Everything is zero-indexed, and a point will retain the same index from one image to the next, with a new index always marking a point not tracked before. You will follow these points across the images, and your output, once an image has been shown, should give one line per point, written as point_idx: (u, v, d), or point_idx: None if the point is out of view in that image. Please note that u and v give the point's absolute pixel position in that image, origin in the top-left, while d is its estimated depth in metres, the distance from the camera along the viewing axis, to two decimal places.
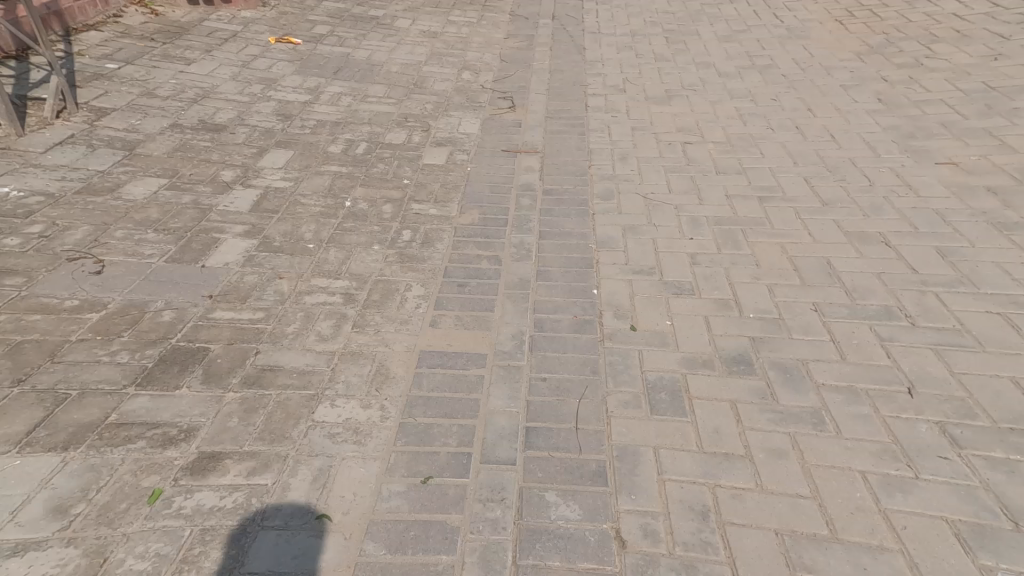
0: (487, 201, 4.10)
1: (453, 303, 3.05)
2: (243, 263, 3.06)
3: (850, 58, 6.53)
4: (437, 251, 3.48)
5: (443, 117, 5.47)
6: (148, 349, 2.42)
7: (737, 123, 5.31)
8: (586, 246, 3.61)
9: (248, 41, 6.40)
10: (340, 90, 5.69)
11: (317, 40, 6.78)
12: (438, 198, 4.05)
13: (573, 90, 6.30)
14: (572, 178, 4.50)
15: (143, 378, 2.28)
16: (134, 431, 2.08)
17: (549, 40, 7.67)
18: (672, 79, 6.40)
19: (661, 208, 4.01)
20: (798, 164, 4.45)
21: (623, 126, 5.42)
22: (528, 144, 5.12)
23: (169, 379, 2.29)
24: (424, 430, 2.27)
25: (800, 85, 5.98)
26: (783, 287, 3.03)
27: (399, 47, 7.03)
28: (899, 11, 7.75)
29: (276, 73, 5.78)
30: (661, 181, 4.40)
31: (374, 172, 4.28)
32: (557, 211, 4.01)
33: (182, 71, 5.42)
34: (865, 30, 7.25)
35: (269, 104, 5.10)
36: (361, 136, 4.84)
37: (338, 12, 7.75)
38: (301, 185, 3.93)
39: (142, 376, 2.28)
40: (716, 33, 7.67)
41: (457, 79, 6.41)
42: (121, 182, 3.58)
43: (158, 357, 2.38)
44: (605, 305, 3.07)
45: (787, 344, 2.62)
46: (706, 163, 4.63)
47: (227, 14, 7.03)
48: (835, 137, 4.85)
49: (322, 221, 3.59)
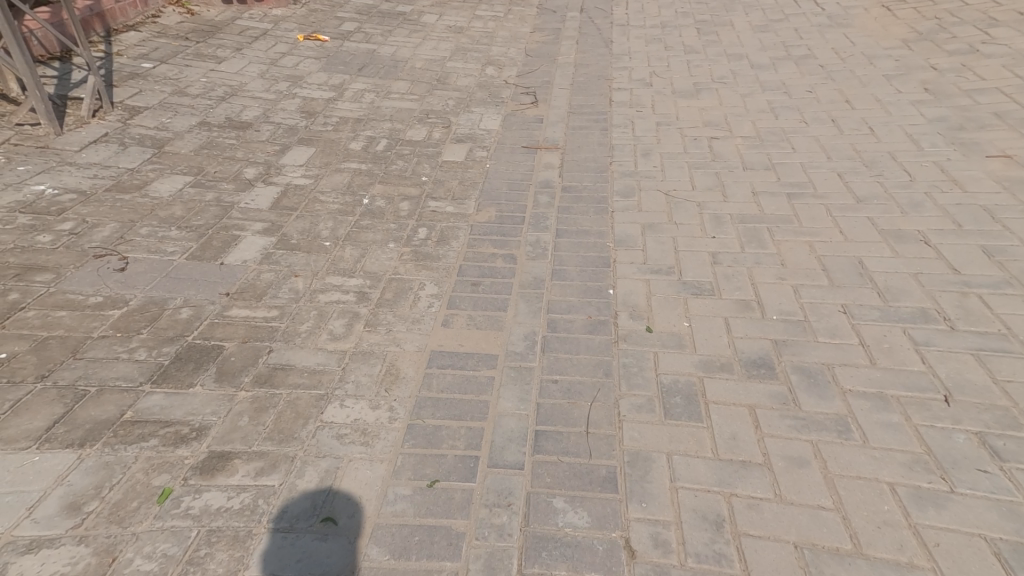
0: (505, 198, 4.05)
1: (466, 302, 3.03)
2: (260, 260, 3.09)
3: (894, 46, 6.20)
4: (452, 249, 3.46)
5: (464, 114, 5.45)
6: (165, 347, 2.46)
7: (768, 116, 5.11)
8: (604, 245, 3.52)
9: (276, 39, 6.49)
10: (363, 87, 5.72)
11: (344, 37, 6.83)
12: (456, 195, 4.03)
13: (598, 84, 6.18)
14: (593, 175, 4.41)
15: (159, 375, 2.32)
16: (148, 428, 2.12)
17: (576, 34, 7.55)
18: (700, 71, 6.21)
19: (684, 205, 3.89)
20: (832, 159, 4.25)
21: (649, 120, 5.29)
22: (549, 140, 5.05)
23: (184, 376, 2.33)
24: (432, 432, 2.25)
25: (838, 76, 5.71)
26: (809, 288, 2.89)
27: (424, 42, 7.02)
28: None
29: (302, 70, 5.85)
30: (685, 177, 4.26)
31: (393, 169, 4.29)
32: (575, 209, 3.93)
33: (211, 69, 5.53)
34: (912, 16, 6.88)
35: (294, 101, 5.16)
36: (382, 133, 4.86)
37: (365, 9, 7.79)
38: (321, 182, 3.96)
39: (158, 374, 2.33)
40: (749, 22, 7.40)
41: (480, 74, 6.37)
42: (148, 179, 3.67)
43: (175, 355, 2.43)
44: (621, 305, 2.99)
45: (811, 348, 2.48)
46: (733, 158, 4.47)
47: (257, 13, 7.15)
48: (873, 130, 4.62)
49: (339, 218, 3.61)
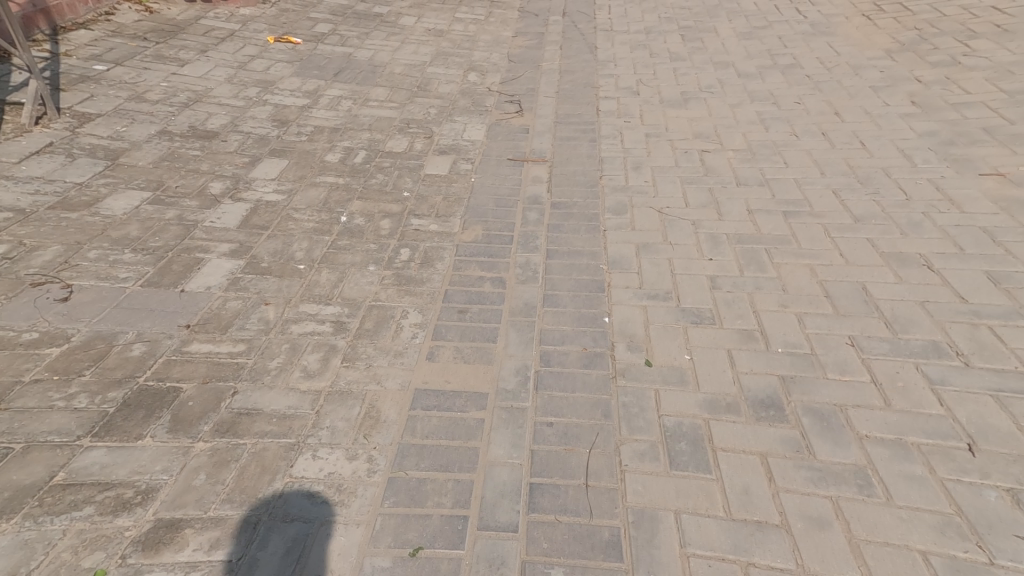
0: (491, 215, 3.87)
1: (452, 333, 2.83)
2: (226, 286, 2.83)
3: (880, 57, 6.18)
4: (436, 274, 3.27)
5: (447, 123, 5.25)
6: (110, 392, 2.20)
7: (759, 128, 5.00)
8: (597, 267, 3.36)
9: (245, 41, 6.19)
10: (339, 93, 5.46)
11: (318, 39, 6.56)
12: (440, 212, 3.87)
13: (584, 92, 6.02)
14: (583, 189, 4.24)
15: (101, 427, 2.07)
16: (81, 495, 1.87)
17: (560, 38, 7.39)
18: (688, 80, 6.10)
19: (677, 223, 3.74)
20: (826, 174, 4.13)
21: (637, 131, 5.14)
22: (535, 151, 4.88)
23: (131, 428, 2.08)
24: (416, 487, 2.03)
25: (826, 86, 5.64)
26: (813, 317, 2.75)
27: (403, 46, 6.78)
28: (930, 4, 7.35)
29: (273, 74, 5.57)
30: (678, 192, 4.12)
31: (372, 183, 4.11)
32: (565, 227, 3.77)
33: (173, 73, 5.21)
34: (895, 26, 6.87)
35: (265, 108, 4.89)
36: (360, 143, 4.63)
37: (340, 10, 7.51)
38: (295, 198, 3.76)
39: (100, 426, 2.08)
40: (734, 30, 7.33)
41: (462, 81, 6.16)
42: (100, 195, 3.37)
43: (121, 401, 2.17)
44: (617, 335, 2.82)
45: (821, 385, 2.34)
46: (725, 173, 4.35)
47: (224, 12, 6.83)
48: (865, 143, 4.54)
49: (315, 238, 3.41)
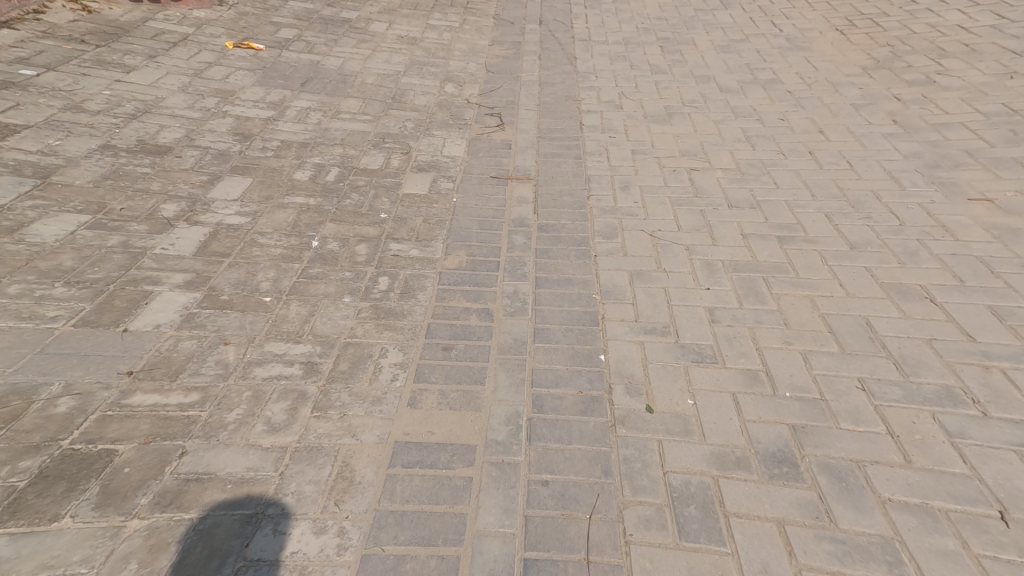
0: (475, 239, 3.70)
1: (436, 374, 2.57)
2: (179, 325, 2.55)
3: (856, 73, 6.19)
4: (417, 306, 3.03)
5: (425, 138, 5.04)
6: (24, 461, 1.90)
7: (745, 146, 4.89)
8: (589, 297, 3.18)
9: (201, 46, 5.86)
10: (308, 104, 5.21)
11: (283, 46, 6.26)
12: (420, 236, 3.69)
13: (565, 106, 5.86)
14: (570, 211, 4.05)
15: (10, 507, 1.78)
16: None
17: (537, 49, 7.24)
18: (669, 95, 6.00)
19: (670, 247, 3.58)
20: (817, 197, 4.01)
21: (622, 148, 4.99)
22: (518, 168, 4.70)
23: (48, 506, 1.79)
24: (394, 567, 1.78)
25: (808, 104, 5.60)
26: (820, 356, 2.60)
27: (374, 54, 6.53)
28: (900, 21, 7.43)
29: (234, 83, 5.27)
30: (669, 215, 3.95)
31: (346, 205, 3.93)
32: (554, 252, 3.58)
33: (118, 80, 4.89)
34: (868, 43, 6.92)
35: (225, 121, 4.61)
36: (332, 159, 4.47)
37: (305, 14, 7.22)
38: (260, 221, 3.54)
39: (9, 505, 1.78)
40: (712, 42, 7.29)
41: (438, 91, 5.95)
42: (26, 220, 3.14)
43: (38, 473, 1.87)
44: (614, 376, 2.63)
45: (835, 437, 2.20)
46: (715, 193, 4.21)
47: (177, 13, 6.48)
48: (851, 163, 4.46)
49: (283, 266, 3.18)
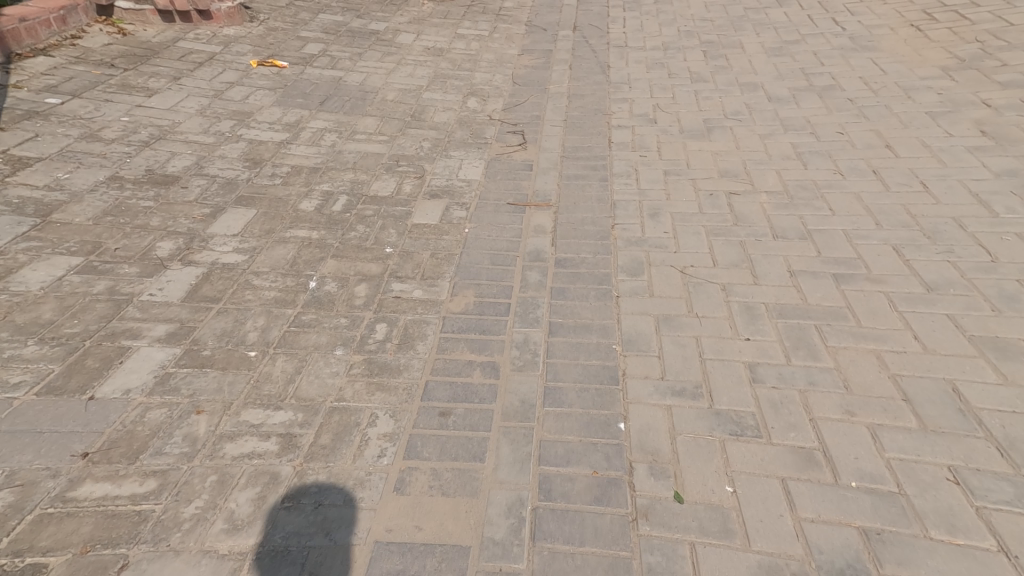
0: (485, 277, 3.45)
1: (430, 448, 2.30)
2: (150, 390, 2.39)
3: (933, 76, 5.56)
4: (415, 359, 2.79)
5: (441, 160, 4.76)
6: None
7: (796, 163, 4.40)
8: (608, 346, 2.88)
9: (224, 65, 5.80)
10: (324, 125, 5.03)
11: (306, 62, 6.14)
12: (426, 274, 3.44)
13: (595, 120, 5.49)
14: (592, 243, 3.77)
15: None
16: None
17: (569, 57, 6.90)
18: (710, 105, 5.54)
19: (703, 287, 3.24)
20: (882, 225, 3.54)
21: (654, 168, 4.58)
22: (539, 193, 4.37)
23: None
24: None
25: (872, 112, 5.04)
26: (891, 433, 2.14)
27: (398, 68, 6.33)
28: (992, 12, 6.72)
29: (252, 104, 5.14)
30: (703, 247, 3.60)
31: (351, 237, 3.68)
32: (572, 292, 3.33)
33: (138, 105, 4.84)
34: (949, 38, 6.26)
35: (237, 145, 4.46)
36: (342, 186, 4.23)
37: (333, 28, 7.10)
38: (258, 259, 3.31)
39: None
40: (762, 44, 6.76)
41: (461, 107, 5.68)
42: (18, 265, 3.01)
43: None
44: (636, 453, 2.23)
45: (922, 553, 1.79)
46: (758, 222, 3.77)
47: (206, 32, 6.47)
48: (926, 184, 3.94)
49: (275, 312, 2.95)
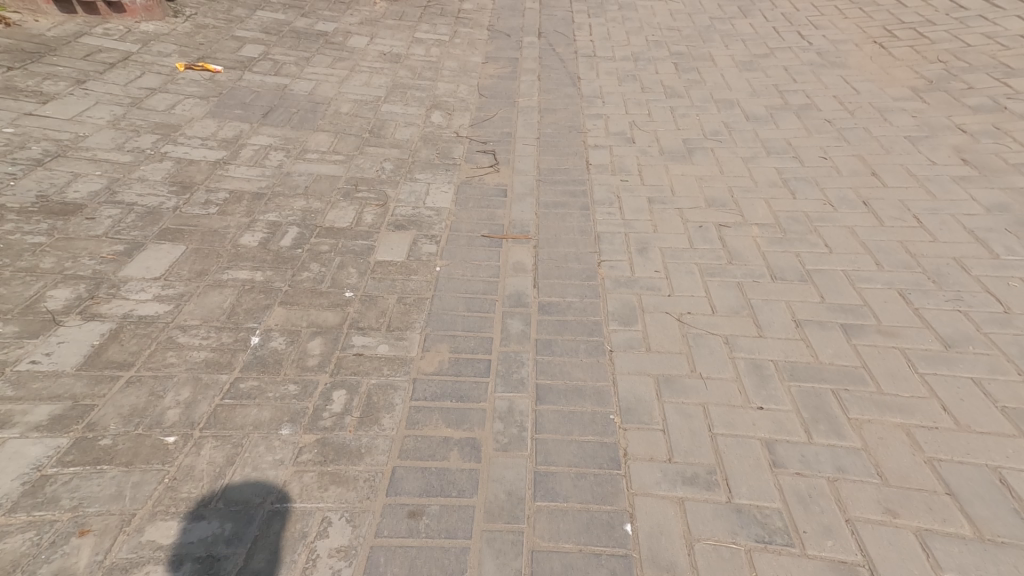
0: (462, 327, 3.04)
1: (396, 569, 1.89)
2: (12, 507, 1.91)
3: (905, 97, 5.45)
4: (380, 439, 2.33)
5: (405, 184, 4.30)
6: None
7: (784, 192, 4.14)
8: (606, 418, 2.53)
9: (143, 67, 5.17)
10: (267, 141, 4.49)
11: (242, 66, 5.56)
12: (393, 325, 2.98)
13: (569, 138, 5.14)
14: (577, 283, 3.41)
15: None
16: None
17: (536, 66, 6.55)
18: (688, 123, 5.25)
19: (704, 339, 2.94)
20: (883, 265, 3.29)
21: (636, 196, 4.24)
22: (516, 224, 3.97)
23: None
24: None
25: (852, 134, 4.84)
26: (943, 542, 1.94)
27: (352, 75, 5.83)
28: (949, 30, 6.74)
29: (179, 116, 4.55)
30: (700, 290, 3.29)
31: (303, 279, 3.18)
32: (560, 344, 2.98)
33: (29, 113, 4.18)
34: (914, 57, 6.22)
35: (160, 165, 3.88)
36: (291, 216, 3.72)
37: (274, 27, 6.54)
38: (187, 308, 2.76)
39: None
40: (733, 58, 6.57)
41: (424, 122, 5.23)
42: None
43: None
44: (648, 569, 1.93)
45: None
46: (752, 259, 3.49)
47: (118, 26, 5.81)
48: (920, 218, 3.71)
49: (204, 380, 2.41)
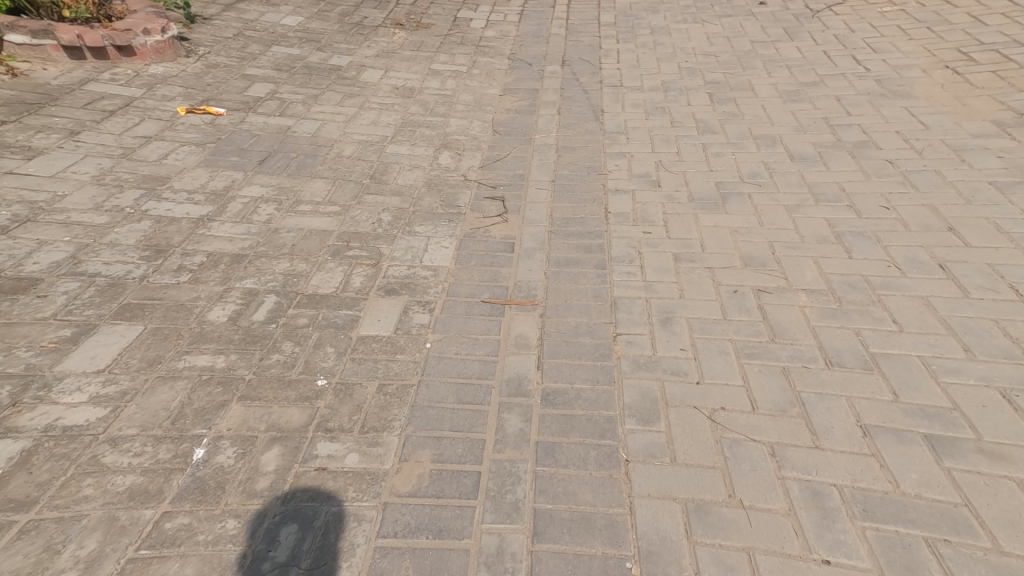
0: (450, 425, 2.55)
1: None
2: None
3: (985, 133, 4.78)
4: None
5: (402, 239, 3.86)
6: None
7: (838, 250, 3.54)
8: (620, 566, 2.00)
9: (144, 113, 4.99)
10: (260, 192, 4.16)
11: (247, 108, 5.32)
12: (365, 425, 2.52)
13: (587, 181, 4.65)
14: (590, 365, 2.88)
15: None
16: None
17: (557, 98, 6.14)
18: (722, 163, 4.70)
19: (745, 448, 2.36)
20: (975, 353, 2.69)
21: (662, 252, 3.70)
22: (523, 286, 3.47)
23: None
24: None
25: (922, 179, 4.21)
26: None
27: (360, 114, 5.53)
28: None
29: (169, 166, 4.29)
30: (736, 376, 2.71)
31: (270, 365, 2.77)
32: (565, 451, 2.44)
33: (13, 171, 3.99)
34: (993, 85, 5.54)
35: (139, 225, 3.60)
36: (271, 282, 3.32)
37: (286, 63, 6.35)
38: (124, 413, 2.46)
39: None
40: (774, 86, 6.03)
41: (431, 164, 4.83)
42: None
43: None
44: None
45: None
46: (801, 336, 2.90)
47: (126, 70, 5.71)
48: (1016, 289, 3.12)
49: (113, 524, 2.08)
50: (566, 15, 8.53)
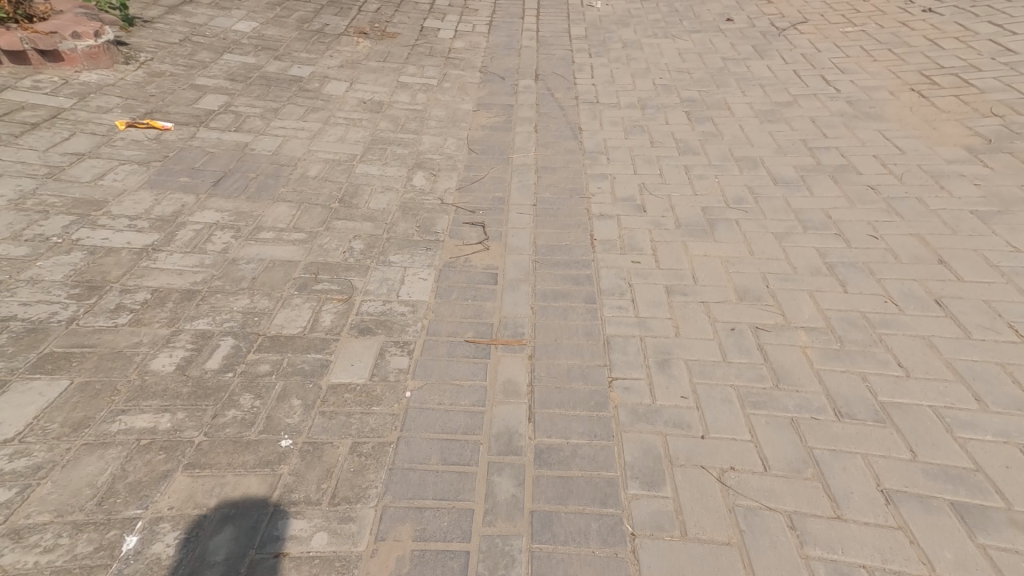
0: (435, 495, 2.24)
1: None
2: None
3: (960, 158, 4.81)
4: None
5: (376, 269, 3.54)
6: None
7: (832, 283, 3.41)
8: None
9: (77, 127, 4.52)
10: (215, 218, 3.76)
11: (195, 122, 4.90)
12: (335, 497, 2.20)
13: (570, 205, 4.43)
14: (585, 416, 2.63)
15: None
16: None
17: (533, 115, 5.93)
18: (706, 187, 4.56)
19: (762, 520, 2.15)
20: (986, 403, 2.57)
21: (653, 284, 3.50)
22: (507, 323, 3.20)
23: None
24: None
25: (905, 206, 4.16)
26: None
27: (325, 129, 5.18)
28: (996, 78, 6.17)
29: (107, 188, 3.85)
30: (744, 429, 2.51)
31: (223, 425, 2.41)
32: (565, 524, 2.17)
33: None
34: (961, 109, 5.62)
35: (70, 258, 3.18)
36: (228, 322, 2.95)
37: (241, 73, 5.95)
38: (36, 495, 2.09)
39: None
40: (751, 106, 5.98)
41: (404, 185, 4.53)
42: None
43: None
44: None
45: None
46: (807, 382, 2.72)
47: (56, 77, 5.20)
48: (1015, 328, 3.04)
49: None
50: (537, 27, 8.36)
